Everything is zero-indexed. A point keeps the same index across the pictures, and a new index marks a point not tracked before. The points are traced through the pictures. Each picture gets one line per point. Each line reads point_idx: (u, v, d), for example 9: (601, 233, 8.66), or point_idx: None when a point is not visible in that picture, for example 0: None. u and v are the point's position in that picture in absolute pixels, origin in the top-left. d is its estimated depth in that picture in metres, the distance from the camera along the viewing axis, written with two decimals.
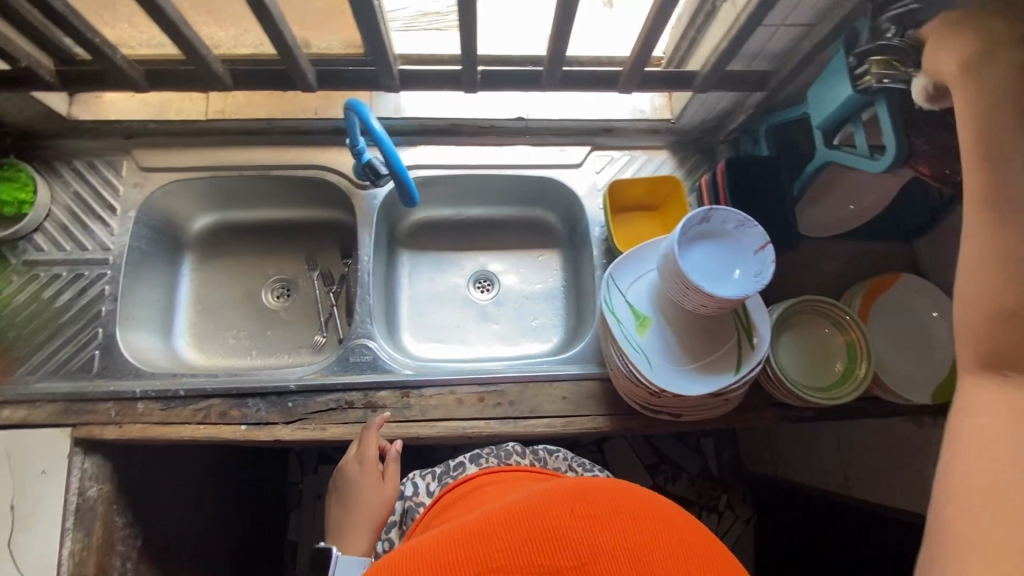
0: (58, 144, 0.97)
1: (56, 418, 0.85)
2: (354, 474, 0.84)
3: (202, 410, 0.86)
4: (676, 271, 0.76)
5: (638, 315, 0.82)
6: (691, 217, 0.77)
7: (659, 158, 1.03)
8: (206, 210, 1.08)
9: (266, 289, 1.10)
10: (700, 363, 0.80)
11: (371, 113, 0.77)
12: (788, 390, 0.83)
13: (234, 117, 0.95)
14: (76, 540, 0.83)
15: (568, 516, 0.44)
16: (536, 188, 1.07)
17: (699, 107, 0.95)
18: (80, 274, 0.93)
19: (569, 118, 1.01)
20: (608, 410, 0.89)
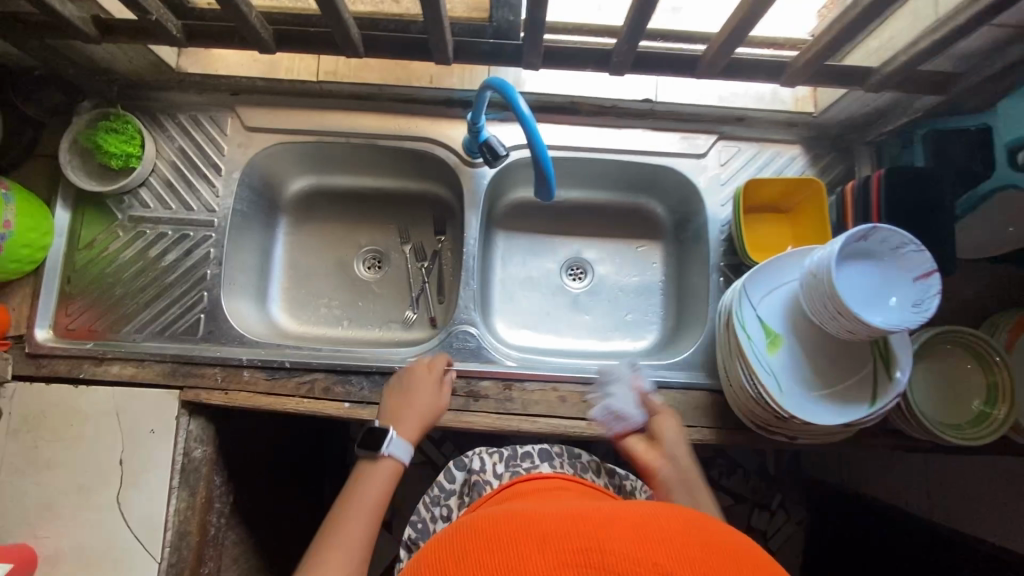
0: (163, 96, 0.94)
1: (164, 379, 0.86)
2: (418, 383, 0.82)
3: (306, 384, 0.86)
4: (827, 294, 0.70)
5: (769, 333, 0.77)
6: (850, 235, 0.70)
7: (790, 154, 0.95)
8: (303, 173, 1.04)
9: (358, 259, 1.08)
10: (832, 389, 0.76)
11: (522, 99, 0.72)
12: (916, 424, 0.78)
13: (345, 80, 0.90)
14: (181, 498, 0.84)
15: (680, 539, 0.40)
16: (648, 177, 1.01)
17: (851, 103, 0.86)
18: (186, 235, 0.92)
19: (700, 104, 0.92)
20: (716, 422, 0.86)
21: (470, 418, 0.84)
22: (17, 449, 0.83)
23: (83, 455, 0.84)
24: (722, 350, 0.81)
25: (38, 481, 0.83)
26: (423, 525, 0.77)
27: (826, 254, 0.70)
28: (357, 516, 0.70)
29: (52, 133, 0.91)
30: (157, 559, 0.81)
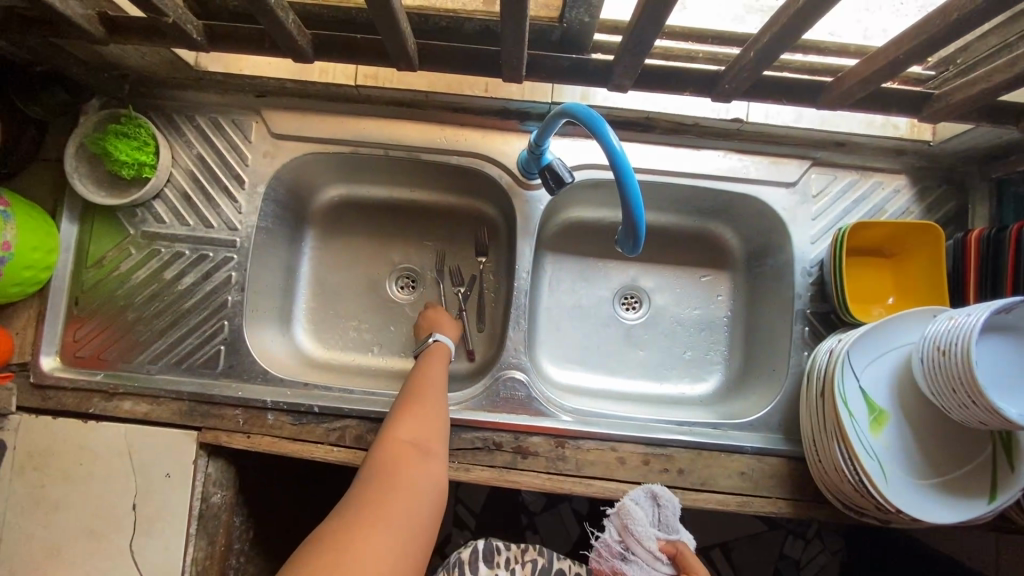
0: (180, 95, 0.83)
1: (181, 419, 0.78)
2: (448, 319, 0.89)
3: (337, 431, 0.77)
4: (956, 375, 0.59)
5: (873, 407, 0.67)
6: (988, 308, 0.58)
7: (893, 185, 0.83)
8: (334, 183, 0.94)
9: (390, 279, 0.97)
10: (943, 478, 0.66)
11: (613, 132, 0.60)
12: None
13: (387, 87, 0.78)
14: (199, 548, 0.77)
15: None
16: (723, 203, 0.88)
17: (982, 135, 0.73)
18: (204, 255, 0.82)
19: (796, 124, 0.79)
20: (792, 494, 0.76)
21: (518, 478, 0.75)
22: (23, 488, 0.77)
23: (93, 497, 0.76)
24: (812, 420, 0.71)
25: (47, 523, 0.76)
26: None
27: (962, 331, 0.58)
28: (419, 415, 0.67)
29: (58, 136, 0.81)
30: None
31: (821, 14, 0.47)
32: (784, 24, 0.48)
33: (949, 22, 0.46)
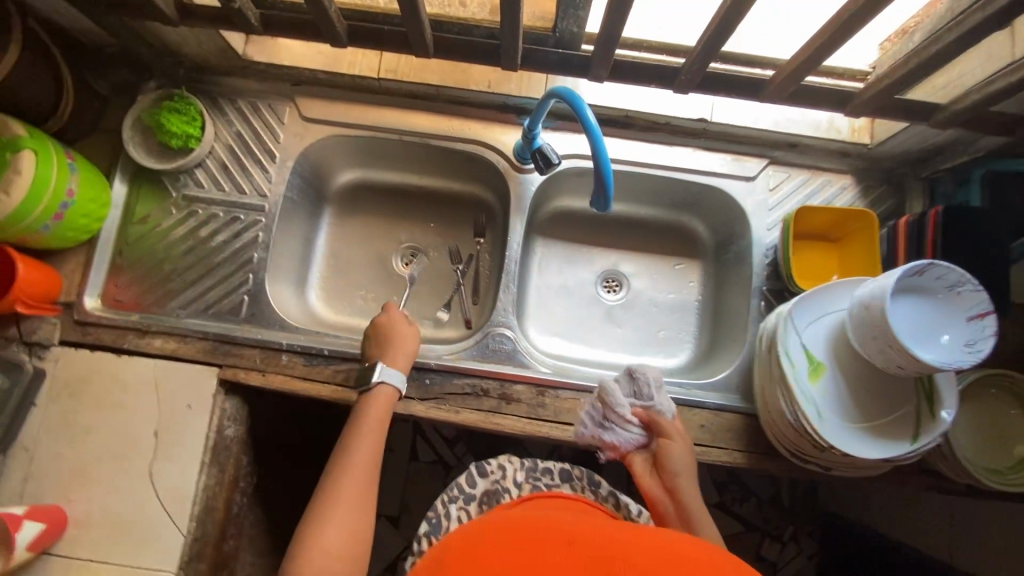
0: (225, 81, 0.96)
1: (205, 357, 0.87)
2: (411, 327, 0.87)
3: (342, 373, 0.87)
4: (877, 326, 0.69)
5: (812, 360, 0.77)
6: (906, 269, 0.69)
7: (840, 184, 0.94)
8: (352, 166, 1.06)
9: (397, 255, 1.09)
10: (873, 424, 0.75)
11: (590, 110, 0.73)
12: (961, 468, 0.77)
13: (405, 80, 0.93)
14: (211, 474, 0.85)
15: (688, 554, 0.43)
16: (693, 195, 1.00)
17: (910, 138, 0.85)
18: (236, 217, 0.93)
19: (753, 126, 0.92)
20: (746, 446, 0.85)
21: (501, 421, 0.84)
22: (57, 412, 0.85)
23: (120, 423, 0.85)
24: (762, 374, 0.80)
25: (76, 445, 0.84)
26: (436, 520, 0.73)
27: (881, 288, 0.69)
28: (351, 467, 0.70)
29: (117, 109, 0.93)
30: (184, 532, 0.83)
31: (745, 15, 0.61)
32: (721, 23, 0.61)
33: (850, 24, 0.59)
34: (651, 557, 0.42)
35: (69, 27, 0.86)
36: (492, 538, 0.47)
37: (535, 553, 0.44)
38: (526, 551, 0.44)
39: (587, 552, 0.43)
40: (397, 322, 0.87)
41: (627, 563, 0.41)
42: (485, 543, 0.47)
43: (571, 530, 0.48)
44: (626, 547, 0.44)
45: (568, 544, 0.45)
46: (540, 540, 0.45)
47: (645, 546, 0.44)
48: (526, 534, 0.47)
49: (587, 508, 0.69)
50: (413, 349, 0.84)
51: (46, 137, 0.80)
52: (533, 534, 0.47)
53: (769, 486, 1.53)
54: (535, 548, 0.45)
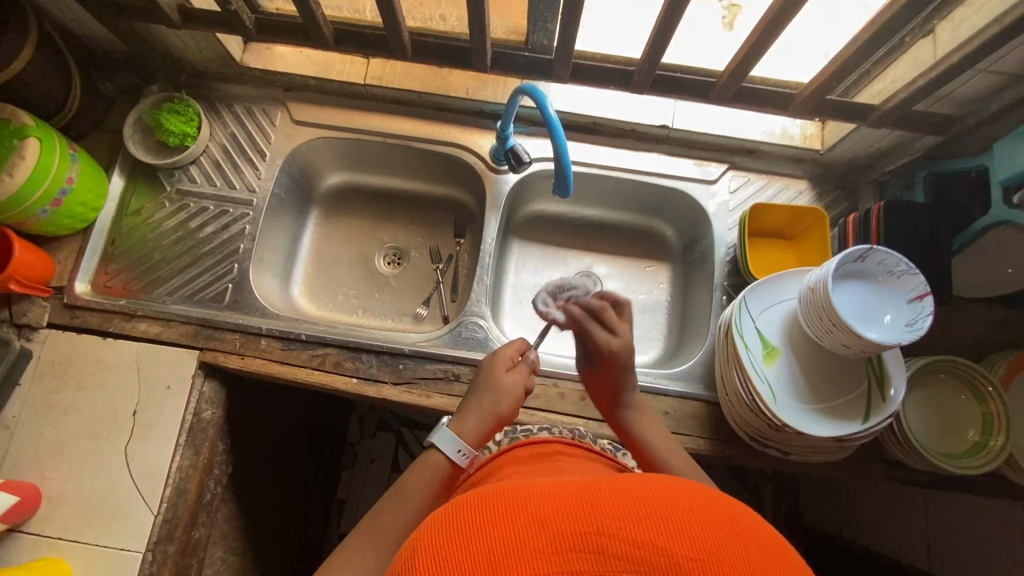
0: (224, 87, 1.03)
1: (187, 340, 0.91)
2: (501, 375, 0.69)
3: (318, 357, 0.90)
4: (823, 306, 0.73)
5: (766, 344, 0.80)
6: (848, 255, 0.73)
7: (797, 188, 1.00)
8: (340, 169, 1.12)
9: (379, 254, 1.13)
10: (825, 404, 0.78)
11: (551, 104, 0.78)
12: (915, 453, 0.79)
13: (390, 85, 0.99)
14: (185, 456, 0.87)
15: (677, 507, 0.36)
16: (660, 199, 1.06)
17: (856, 142, 0.92)
18: (226, 211, 0.99)
19: (713, 133, 0.99)
20: (709, 434, 0.87)
21: None
22: (39, 392, 0.88)
23: (100, 403, 0.87)
24: (720, 359, 0.84)
25: (55, 424, 0.86)
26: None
27: (823, 270, 0.73)
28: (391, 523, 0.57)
29: (121, 110, 1.00)
30: (154, 512, 0.84)
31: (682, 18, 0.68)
32: (663, 25, 0.69)
33: (779, 26, 0.66)
34: (640, 522, 0.35)
35: (82, 34, 0.93)
36: (447, 537, 0.35)
37: (508, 550, 0.33)
38: (494, 550, 0.33)
39: (567, 528, 0.34)
40: (489, 366, 0.70)
41: (616, 539, 0.34)
42: (441, 550, 0.34)
43: (535, 495, 0.37)
44: (610, 513, 0.35)
45: (542, 525, 0.34)
46: (508, 528, 0.34)
47: (628, 503, 0.36)
48: (482, 516, 0.35)
49: (559, 456, 0.64)
50: (480, 402, 0.67)
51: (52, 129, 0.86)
52: (491, 514, 0.35)
53: (750, 500, 1.53)
54: (506, 545, 0.34)
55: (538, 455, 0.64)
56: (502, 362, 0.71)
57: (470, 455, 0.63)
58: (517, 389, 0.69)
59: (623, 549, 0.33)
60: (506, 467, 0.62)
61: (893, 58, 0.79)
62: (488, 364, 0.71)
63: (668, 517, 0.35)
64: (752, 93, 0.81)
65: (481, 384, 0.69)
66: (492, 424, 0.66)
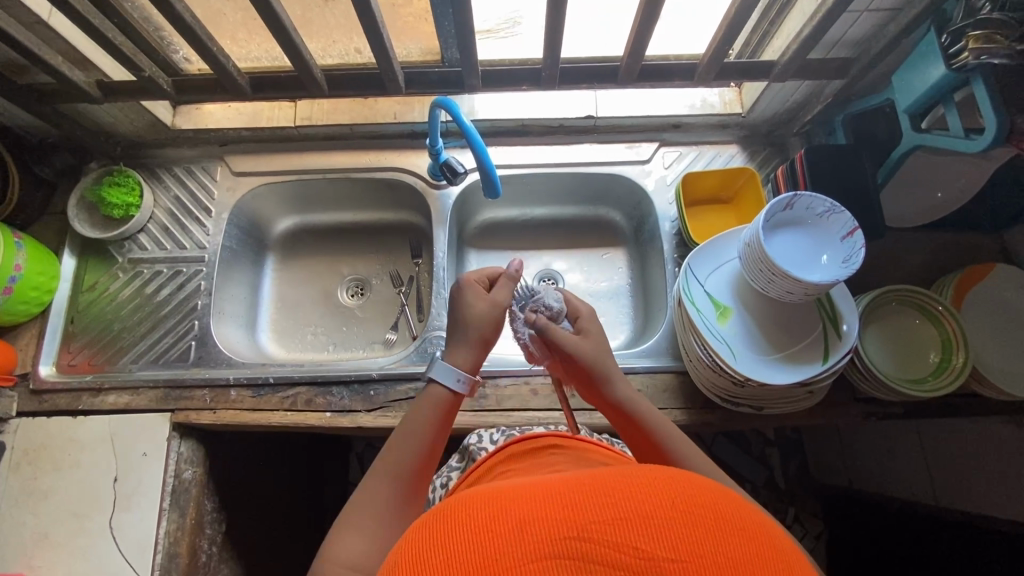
0: (161, 153, 1.06)
1: (157, 404, 0.91)
2: (479, 301, 0.68)
3: (290, 398, 0.90)
4: (759, 258, 0.75)
5: (718, 305, 0.82)
6: (774, 204, 0.76)
7: (727, 152, 1.03)
8: (289, 213, 1.14)
9: (342, 288, 1.14)
10: (785, 352, 0.79)
11: (465, 112, 0.81)
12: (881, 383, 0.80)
13: (320, 123, 1.02)
14: (171, 520, 0.87)
15: (658, 502, 0.36)
16: (600, 186, 1.09)
17: (771, 99, 0.95)
18: (179, 271, 1.00)
19: (638, 114, 1.02)
20: (685, 404, 0.88)
21: None
22: (16, 482, 0.87)
23: (78, 482, 0.87)
24: (679, 328, 0.85)
25: (35, 510, 0.86)
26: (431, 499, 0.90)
27: (754, 223, 0.75)
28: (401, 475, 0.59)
29: (64, 192, 1.02)
30: None
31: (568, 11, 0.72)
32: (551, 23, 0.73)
33: (652, 5, 0.69)
34: (620, 522, 0.35)
35: (13, 125, 0.95)
36: (431, 542, 0.37)
37: (487, 556, 0.34)
38: (475, 557, 0.34)
39: (546, 533, 0.35)
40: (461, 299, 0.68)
41: (596, 542, 0.34)
42: (423, 557, 0.36)
43: (518, 501, 0.37)
44: (590, 514, 0.35)
45: (524, 533, 0.35)
46: (490, 534, 0.35)
47: (608, 502, 0.36)
48: (469, 526, 0.36)
49: (552, 452, 0.66)
50: (466, 333, 0.66)
51: None
52: (475, 524, 0.36)
53: (760, 468, 1.52)
54: (485, 551, 0.34)
55: (531, 453, 0.66)
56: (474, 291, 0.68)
57: (469, 380, 0.65)
58: (493, 308, 0.67)
59: (602, 549, 0.34)
60: (501, 465, 0.65)
61: (783, 14, 0.83)
62: (463, 296, 0.68)
63: (649, 515, 0.35)
64: (655, 70, 0.84)
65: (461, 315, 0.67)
66: (480, 349, 0.67)
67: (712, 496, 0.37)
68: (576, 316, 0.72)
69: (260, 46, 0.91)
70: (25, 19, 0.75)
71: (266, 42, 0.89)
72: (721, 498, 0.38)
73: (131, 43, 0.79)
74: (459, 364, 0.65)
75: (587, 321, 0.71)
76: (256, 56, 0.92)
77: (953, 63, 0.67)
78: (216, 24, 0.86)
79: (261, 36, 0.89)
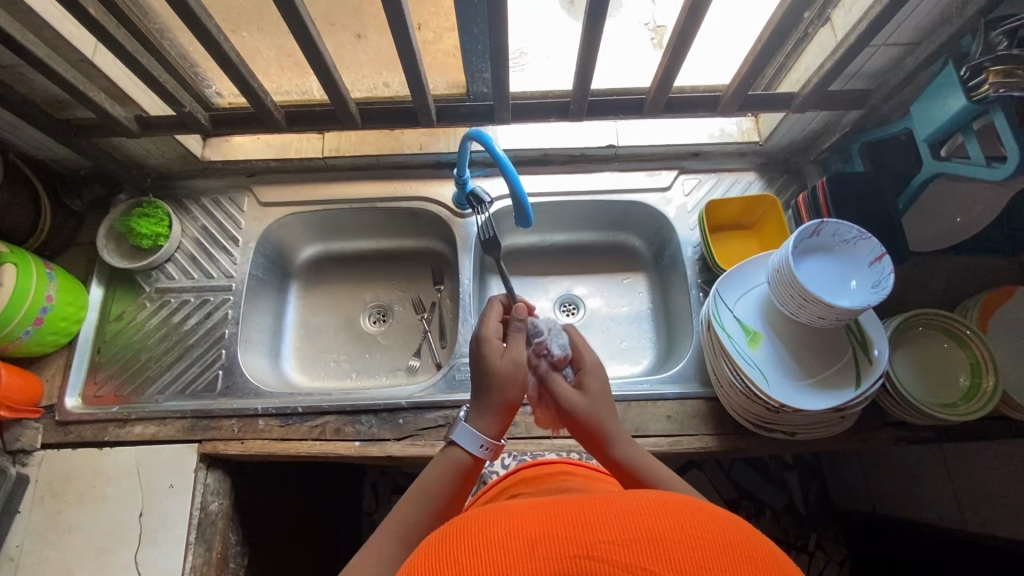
0: (189, 184, 1.08)
1: (184, 435, 0.90)
2: (496, 362, 0.65)
3: (318, 427, 0.90)
4: (790, 284, 0.76)
5: (747, 330, 0.83)
6: (802, 231, 0.78)
7: (746, 179, 1.05)
8: (312, 241, 1.15)
9: (364, 315, 1.15)
10: (817, 377, 0.79)
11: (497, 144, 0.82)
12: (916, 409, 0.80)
13: (347, 154, 1.04)
14: (197, 554, 0.85)
15: (668, 524, 0.36)
16: (621, 213, 1.11)
17: (788, 129, 0.98)
18: (206, 300, 1.01)
19: (658, 144, 1.05)
20: (715, 429, 0.88)
21: None
22: (40, 516, 0.86)
23: (104, 515, 0.86)
24: (708, 353, 0.86)
25: (59, 546, 0.84)
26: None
27: (783, 250, 0.77)
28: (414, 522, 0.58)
29: (92, 223, 1.03)
30: None
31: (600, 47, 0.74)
32: (583, 59, 0.75)
33: (680, 42, 0.72)
34: (630, 543, 0.34)
35: (46, 158, 0.97)
36: (439, 554, 0.37)
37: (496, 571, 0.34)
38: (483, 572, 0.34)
39: (554, 551, 0.35)
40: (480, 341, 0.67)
41: (604, 560, 0.34)
42: (430, 563, 0.36)
43: (526, 520, 0.38)
44: (599, 533, 0.35)
45: (532, 548, 0.35)
46: (500, 550, 0.35)
47: (617, 521, 0.36)
48: (478, 541, 0.36)
49: (566, 478, 0.64)
50: (490, 399, 0.64)
51: (26, 253, 0.87)
52: (485, 538, 0.36)
53: (781, 494, 1.50)
54: (491, 566, 0.34)
55: (545, 477, 0.65)
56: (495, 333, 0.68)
57: (491, 447, 0.63)
58: (511, 365, 0.65)
59: (610, 569, 0.34)
60: (511, 488, 0.65)
61: (801, 48, 0.86)
62: (479, 347, 0.67)
63: (658, 536, 0.35)
64: (680, 102, 0.87)
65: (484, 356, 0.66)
66: (504, 412, 0.64)
67: (722, 522, 0.37)
68: (580, 366, 0.70)
69: (293, 82, 0.93)
70: (72, 58, 0.77)
71: (298, 77, 0.92)
72: (731, 525, 0.37)
73: (173, 80, 0.81)
74: (485, 432, 0.63)
75: (592, 374, 0.69)
76: (288, 90, 0.94)
77: (973, 96, 0.70)
78: (253, 61, 0.89)
79: (295, 72, 0.92)
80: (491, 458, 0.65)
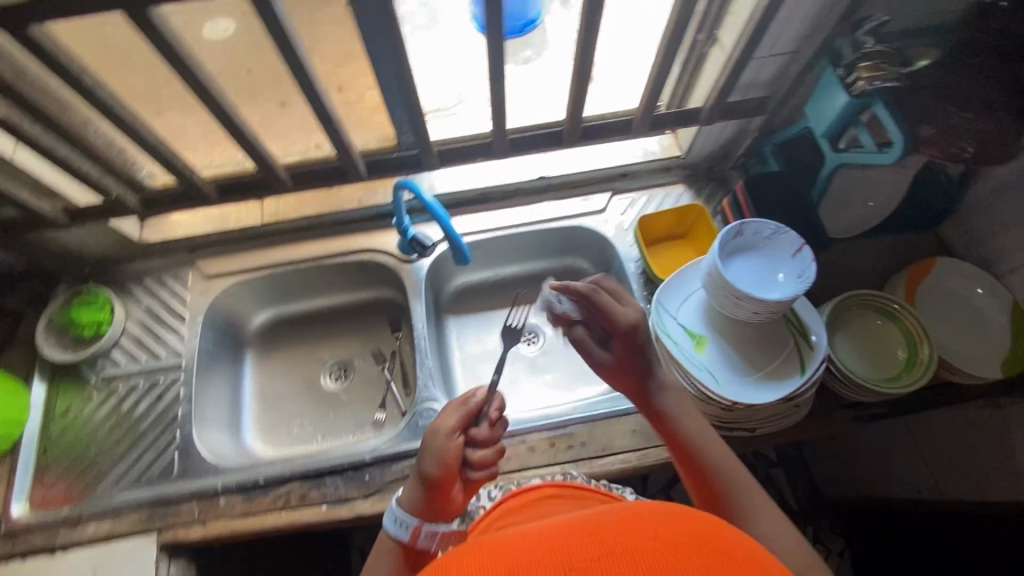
0: (129, 267, 1.06)
1: (142, 526, 0.86)
2: (432, 430, 0.67)
3: (283, 496, 0.87)
4: (722, 285, 0.80)
5: (693, 335, 0.85)
6: (726, 233, 0.82)
7: (675, 192, 1.11)
8: (264, 307, 1.14)
9: (324, 373, 1.14)
10: (765, 371, 0.82)
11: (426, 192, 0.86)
12: (858, 386, 0.83)
13: (287, 218, 1.06)
14: None
15: (642, 535, 0.37)
16: (564, 239, 1.14)
17: (704, 141, 1.04)
18: (156, 381, 0.98)
19: (587, 170, 1.10)
20: None
21: None
22: None
23: None
24: None
25: None
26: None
27: (710, 253, 0.81)
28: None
29: (31, 319, 1.01)
30: None
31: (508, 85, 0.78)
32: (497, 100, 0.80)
33: (582, 75, 0.77)
34: (604, 561, 0.35)
35: None
36: None
37: None
38: None
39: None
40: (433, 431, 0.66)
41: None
42: None
43: (502, 555, 0.37)
44: (574, 555, 0.35)
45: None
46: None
47: (592, 543, 0.36)
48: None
49: (545, 504, 0.65)
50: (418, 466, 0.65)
51: None
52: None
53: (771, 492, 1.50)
54: None
55: (523, 507, 0.66)
56: (461, 420, 0.67)
57: (409, 526, 0.63)
58: (446, 448, 0.65)
59: None
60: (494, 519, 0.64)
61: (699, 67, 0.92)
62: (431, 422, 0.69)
63: (632, 549, 0.36)
64: (596, 129, 0.92)
65: (432, 447, 0.65)
66: (425, 489, 0.64)
67: (699, 528, 0.38)
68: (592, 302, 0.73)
69: (224, 155, 0.95)
70: None
71: (228, 150, 0.94)
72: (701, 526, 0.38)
73: (97, 168, 0.82)
74: (409, 505, 0.64)
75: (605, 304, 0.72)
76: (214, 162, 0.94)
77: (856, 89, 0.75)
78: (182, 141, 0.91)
79: (223, 145, 0.94)
80: (418, 542, 0.63)
